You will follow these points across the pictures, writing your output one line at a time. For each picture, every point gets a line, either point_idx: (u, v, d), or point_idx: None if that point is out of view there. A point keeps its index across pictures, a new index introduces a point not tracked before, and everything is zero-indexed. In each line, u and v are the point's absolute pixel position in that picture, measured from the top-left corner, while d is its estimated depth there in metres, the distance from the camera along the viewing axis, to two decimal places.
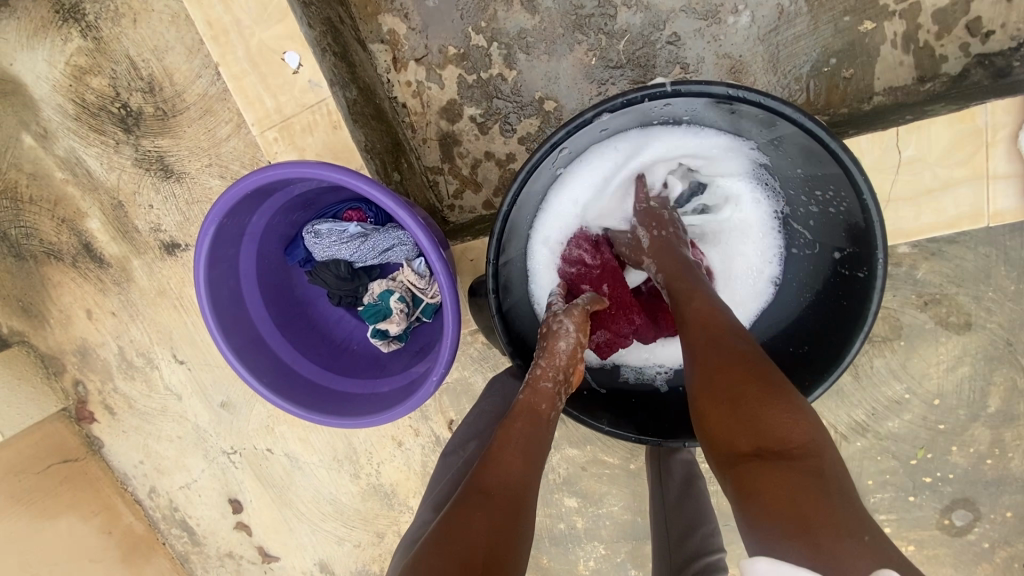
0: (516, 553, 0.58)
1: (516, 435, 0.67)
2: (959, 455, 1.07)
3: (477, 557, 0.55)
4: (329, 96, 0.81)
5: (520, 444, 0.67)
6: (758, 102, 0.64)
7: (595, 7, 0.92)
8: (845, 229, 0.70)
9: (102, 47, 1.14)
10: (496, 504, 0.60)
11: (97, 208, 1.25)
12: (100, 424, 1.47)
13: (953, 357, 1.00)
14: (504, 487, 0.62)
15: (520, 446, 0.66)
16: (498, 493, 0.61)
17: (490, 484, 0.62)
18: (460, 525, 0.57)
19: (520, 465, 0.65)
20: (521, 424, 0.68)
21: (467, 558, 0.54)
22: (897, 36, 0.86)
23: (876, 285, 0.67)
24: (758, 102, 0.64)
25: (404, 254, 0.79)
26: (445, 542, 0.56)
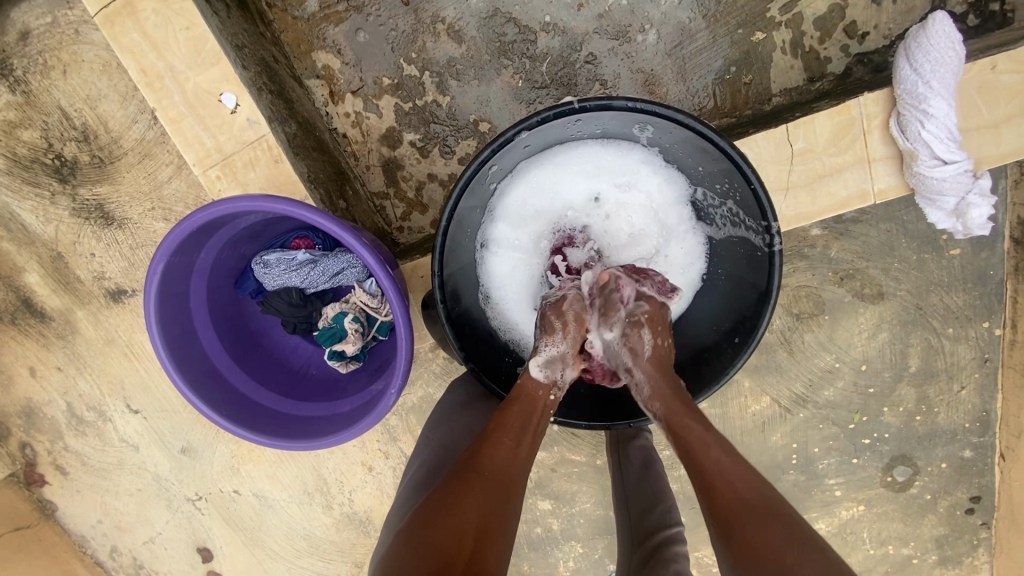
0: (506, 522, 0.64)
1: (512, 422, 0.71)
2: (890, 415, 1.17)
3: (470, 529, 0.61)
4: (268, 132, 0.84)
5: (514, 428, 0.71)
6: (656, 112, 0.72)
7: (517, 35, 0.99)
8: (747, 218, 0.77)
9: (31, 100, 1.13)
10: (488, 484, 0.65)
11: (35, 262, 1.23)
12: (52, 486, 1.41)
13: (872, 326, 1.10)
14: (500, 470, 0.67)
15: (515, 430, 0.71)
16: (492, 474, 0.67)
17: (485, 465, 0.68)
18: (453, 502, 0.63)
19: (515, 448, 0.69)
20: (517, 411, 0.73)
21: (458, 531, 0.60)
22: (786, 43, 0.96)
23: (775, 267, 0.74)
24: (656, 111, 0.71)
25: (354, 276, 0.82)
26: (440, 516, 0.62)
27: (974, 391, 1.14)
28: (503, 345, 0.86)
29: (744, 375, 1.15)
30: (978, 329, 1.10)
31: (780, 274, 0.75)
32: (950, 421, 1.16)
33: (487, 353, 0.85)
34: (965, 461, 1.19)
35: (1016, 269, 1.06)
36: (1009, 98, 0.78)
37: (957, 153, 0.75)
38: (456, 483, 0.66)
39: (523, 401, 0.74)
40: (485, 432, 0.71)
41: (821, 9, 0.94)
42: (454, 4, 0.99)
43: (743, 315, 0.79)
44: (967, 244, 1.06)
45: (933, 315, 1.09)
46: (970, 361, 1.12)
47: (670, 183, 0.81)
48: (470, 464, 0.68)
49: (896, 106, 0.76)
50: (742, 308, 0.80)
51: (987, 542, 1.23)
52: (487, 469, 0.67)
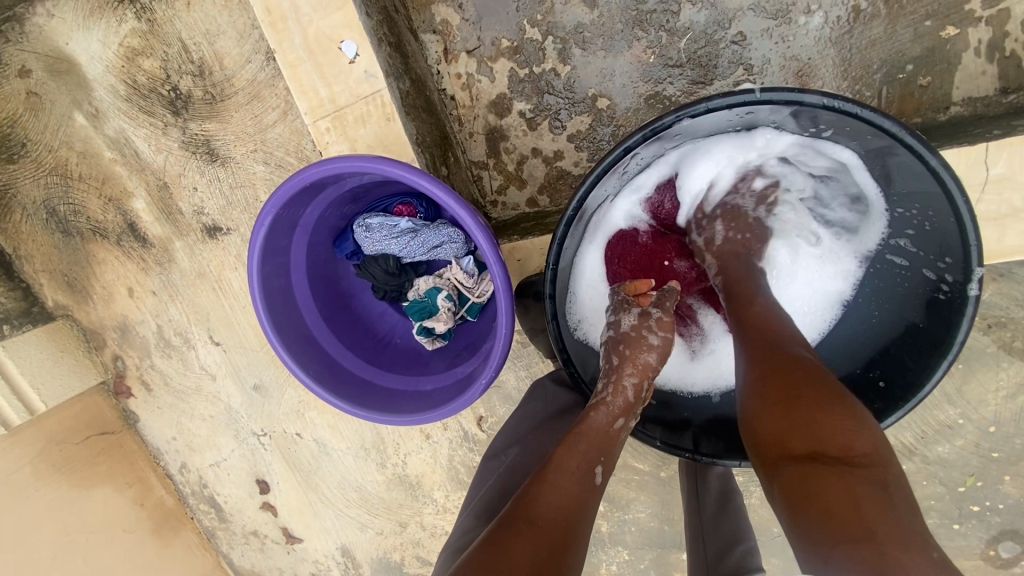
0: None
1: (571, 462, 0.66)
2: (1011, 485, 1.02)
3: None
4: (384, 87, 0.80)
5: (577, 468, 0.66)
6: (854, 112, 0.60)
7: (658, 3, 0.89)
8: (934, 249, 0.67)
9: (155, 29, 1.14)
10: (540, 534, 0.59)
11: (142, 188, 1.27)
12: (136, 399, 1.50)
13: (1013, 384, 0.96)
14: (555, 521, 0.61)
15: (575, 473, 0.65)
16: (545, 525, 0.61)
17: (540, 512, 0.62)
18: (500, 554, 0.57)
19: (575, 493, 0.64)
20: (581, 453, 0.67)
21: None
22: (982, 43, 0.81)
23: (969, 308, 0.64)
24: (856, 113, 0.60)
25: (453, 251, 0.78)
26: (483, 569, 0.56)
27: None
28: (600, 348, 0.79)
29: None
30: None
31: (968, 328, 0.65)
32: None
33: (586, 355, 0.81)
34: None
35: None
36: None
37: None
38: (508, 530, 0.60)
39: (591, 442, 0.68)
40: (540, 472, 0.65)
41: None
42: None
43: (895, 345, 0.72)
44: None
45: None
46: None
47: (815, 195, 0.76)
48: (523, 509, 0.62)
49: None
50: (890, 344, 0.74)
51: None
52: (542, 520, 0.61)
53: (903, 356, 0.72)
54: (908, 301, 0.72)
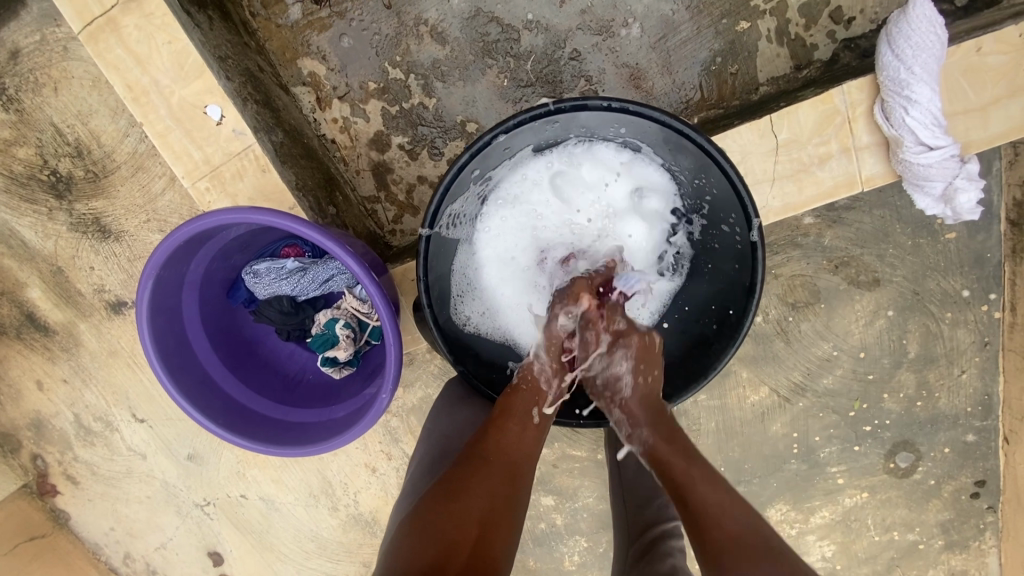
0: (514, 510, 0.66)
1: (518, 407, 0.74)
2: (891, 401, 1.16)
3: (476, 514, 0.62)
4: (254, 142, 0.85)
5: (522, 412, 0.74)
6: (627, 109, 0.73)
7: (500, 34, 0.99)
8: (724, 211, 0.77)
9: (24, 118, 1.14)
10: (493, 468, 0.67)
11: (36, 277, 1.25)
12: (64, 495, 1.44)
13: (869, 312, 1.10)
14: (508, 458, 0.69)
15: (521, 416, 0.73)
16: (497, 461, 0.69)
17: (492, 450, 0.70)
18: (462, 487, 0.64)
19: (521, 432, 0.72)
20: (523, 398, 0.76)
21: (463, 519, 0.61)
22: (771, 31, 0.95)
23: (759, 251, 0.73)
24: (632, 110, 0.73)
25: (344, 282, 0.83)
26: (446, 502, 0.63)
27: (975, 375, 1.13)
28: (494, 343, 0.85)
29: (741, 366, 1.15)
30: (976, 312, 1.09)
31: (762, 269, 0.74)
32: (952, 406, 1.15)
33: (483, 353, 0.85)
34: (968, 445, 1.18)
35: (1014, 251, 1.04)
36: (995, 80, 0.77)
37: (943, 138, 0.73)
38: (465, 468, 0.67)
39: (531, 390, 0.77)
40: (491, 418, 0.73)
41: None
42: (436, 6, 0.99)
43: (727, 306, 0.80)
44: (963, 227, 1.04)
45: (931, 300, 1.08)
46: (970, 345, 1.11)
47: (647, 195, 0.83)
48: (478, 449, 0.70)
49: (880, 92, 0.74)
50: (723, 301, 0.81)
51: (992, 526, 1.22)
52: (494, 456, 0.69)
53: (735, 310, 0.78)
54: (730, 262, 0.79)
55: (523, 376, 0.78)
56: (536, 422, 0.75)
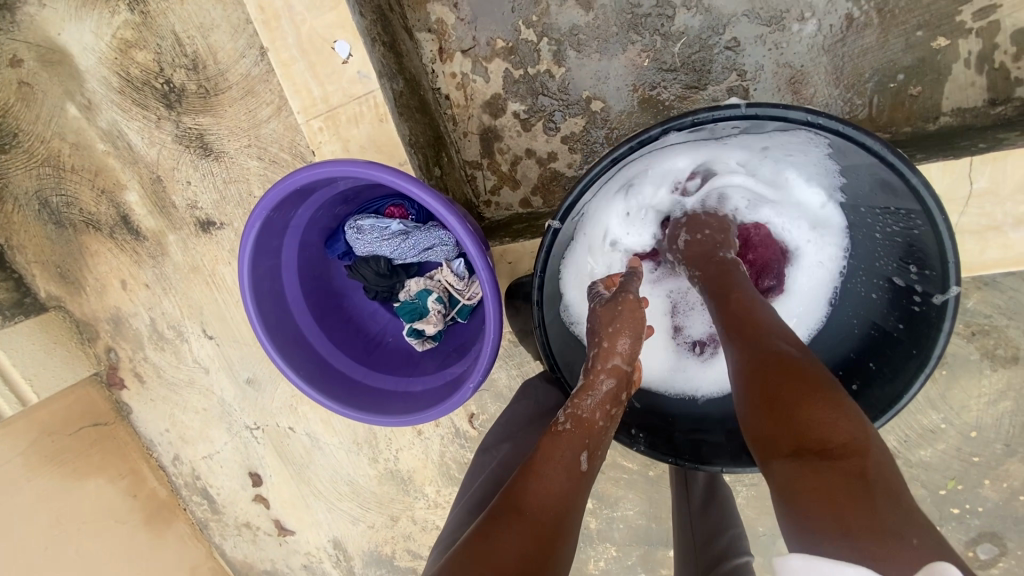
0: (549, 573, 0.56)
1: (562, 452, 0.63)
2: (991, 489, 1.04)
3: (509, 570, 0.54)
4: (377, 88, 0.80)
5: (568, 456, 0.63)
6: (837, 130, 0.58)
7: (652, 8, 0.88)
8: (903, 258, 0.66)
9: (148, 22, 1.13)
10: (528, 523, 0.58)
11: (136, 181, 1.27)
12: (129, 391, 1.51)
13: (995, 391, 0.97)
14: (546, 511, 0.59)
15: (564, 463, 0.63)
16: (534, 513, 0.59)
17: (530, 502, 0.60)
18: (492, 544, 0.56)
19: (564, 482, 0.62)
20: (568, 442, 0.64)
21: None
22: (973, 54, 0.81)
23: (948, 318, 0.62)
24: (841, 132, 0.59)
25: (444, 254, 0.78)
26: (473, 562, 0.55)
27: None
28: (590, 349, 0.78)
29: None
30: None
31: (943, 345, 0.62)
32: None
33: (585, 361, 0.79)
34: None
35: None
36: None
37: None
38: (497, 520, 0.58)
39: (578, 432, 0.65)
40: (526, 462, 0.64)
41: None
42: None
43: (870, 361, 0.71)
44: None
45: None
46: None
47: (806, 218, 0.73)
48: (513, 500, 0.60)
49: None
50: (867, 355, 0.72)
51: None
52: (530, 508, 0.59)
53: (884, 368, 0.69)
54: (889, 313, 0.70)
55: (568, 414, 0.67)
56: (583, 469, 0.64)
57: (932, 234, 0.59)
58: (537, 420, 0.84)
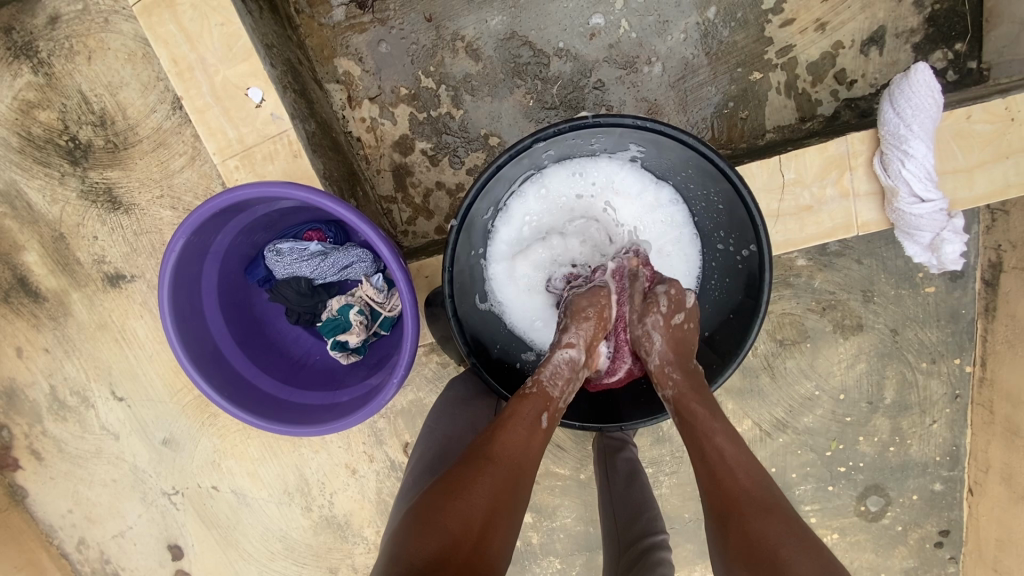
0: (514, 512, 0.65)
1: (526, 414, 0.71)
2: (865, 444, 1.20)
3: (476, 519, 0.61)
4: (290, 128, 0.88)
5: (531, 418, 0.71)
6: (660, 131, 0.73)
7: (531, 57, 1.05)
8: (732, 232, 0.79)
9: (52, 82, 1.15)
10: (498, 471, 0.65)
11: (35, 241, 1.23)
12: (25, 471, 1.38)
13: (851, 355, 1.15)
14: (514, 459, 0.67)
15: (529, 421, 0.70)
16: (503, 462, 0.66)
17: (498, 452, 0.67)
18: (464, 488, 0.63)
19: (528, 439, 0.69)
20: (532, 406, 0.72)
21: (465, 520, 0.60)
22: (781, 84, 1.02)
23: (767, 269, 0.75)
24: (664, 131, 0.73)
25: (362, 270, 0.85)
26: (449, 500, 0.62)
27: (945, 425, 1.18)
28: (509, 334, 0.86)
29: (727, 397, 1.18)
30: (949, 364, 1.15)
31: (770, 287, 0.76)
32: (922, 454, 1.20)
33: (512, 342, 0.87)
34: (935, 493, 1.22)
35: (987, 309, 1.11)
36: (982, 146, 0.81)
37: (934, 192, 0.79)
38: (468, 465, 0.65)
39: (540, 396, 0.73)
40: (497, 420, 0.70)
41: (814, 56, 1.01)
42: (474, 24, 1.05)
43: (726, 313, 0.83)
44: (942, 282, 1.11)
45: (908, 349, 1.14)
46: (941, 396, 1.17)
47: (662, 212, 0.84)
48: (483, 447, 0.67)
49: (880, 145, 0.81)
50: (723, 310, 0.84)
51: None
52: (501, 457, 0.66)
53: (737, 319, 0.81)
54: (723, 276, 0.83)
55: (534, 380, 0.74)
56: (544, 427, 0.72)
57: (746, 204, 0.74)
58: (467, 402, 0.91)
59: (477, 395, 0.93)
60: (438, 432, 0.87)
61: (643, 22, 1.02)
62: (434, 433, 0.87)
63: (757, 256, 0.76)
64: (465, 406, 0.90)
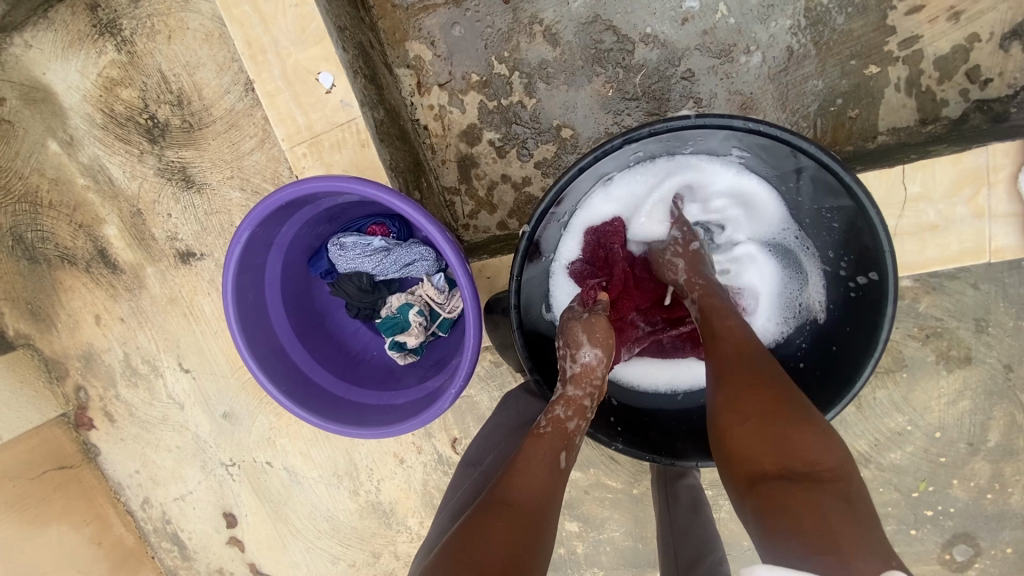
0: (538, 560, 0.59)
1: (541, 452, 0.67)
2: (961, 489, 1.07)
3: (496, 565, 0.56)
4: (359, 115, 0.85)
5: (548, 456, 0.67)
6: (771, 134, 0.66)
7: (614, 44, 0.96)
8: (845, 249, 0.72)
9: (134, 61, 1.18)
10: (516, 514, 0.61)
11: (115, 214, 1.27)
12: (98, 431, 1.46)
13: (954, 391, 1.02)
14: (532, 502, 0.63)
15: (545, 460, 0.67)
16: (520, 507, 0.62)
17: (515, 496, 0.63)
18: (480, 534, 0.58)
19: (546, 480, 0.65)
20: (547, 444, 0.68)
21: (481, 566, 0.55)
22: (902, 80, 0.89)
23: (889, 300, 0.67)
24: (775, 134, 0.66)
25: (424, 268, 0.81)
26: (466, 548, 0.57)
27: None
28: None
29: None
30: None
31: (890, 325, 0.67)
32: None
33: None
34: None
35: None
36: None
37: None
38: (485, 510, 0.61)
39: (556, 433, 0.69)
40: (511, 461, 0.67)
41: (946, 48, 0.87)
42: (554, 6, 0.97)
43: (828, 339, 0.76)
44: None
45: None
46: None
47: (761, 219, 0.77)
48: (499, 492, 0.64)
49: None
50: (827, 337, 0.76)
51: None
52: (517, 501, 0.62)
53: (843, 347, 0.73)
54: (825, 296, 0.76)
55: (547, 418, 0.71)
56: (563, 466, 0.68)
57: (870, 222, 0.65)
58: None
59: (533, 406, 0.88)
60: None
61: (744, 6, 0.91)
62: None
63: (877, 283, 0.68)
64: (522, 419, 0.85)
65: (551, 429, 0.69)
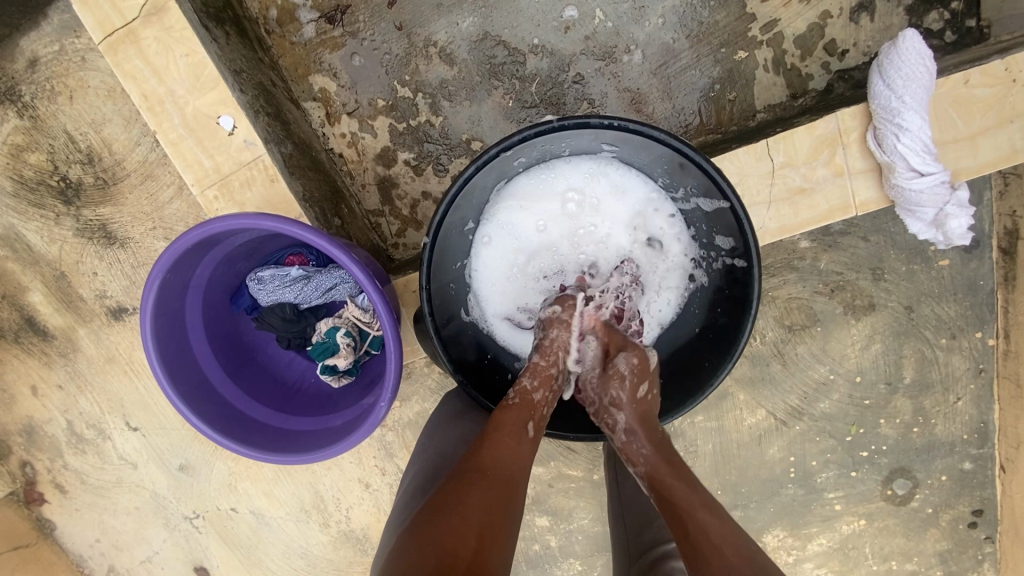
0: (510, 521, 0.65)
1: (511, 422, 0.72)
2: (887, 426, 1.15)
3: (473, 526, 0.61)
4: (264, 152, 0.87)
5: (518, 426, 0.72)
6: (630, 129, 0.72)
7: (506, 57, 1.02)
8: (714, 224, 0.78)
9: (38, 124, 1.17)
10: (491, 484, 0.66)
11: (38, 281, 1.25)
12: (50, 505, 1.41)
13: (864, 336, 1.10)
14: (504, 470, 0.68)
15: (516, 431, 0.72)
16: (494, 475, 0.67)
17: (487, 464, 0.68)
18: (457, 500, 0.63)
19: (515, 447, 0.70)
20: (515, 413, 0.73)
21: (461, 526, 0.60)
22: (768, 61, 0.98)
23: (754, 265, 0.73)
24: (634, 128, 0.72)
25: (346, 291, 0.85)
26: (444, 513, 0.62)
27: (971, 402, 1.13)
28: (497, 346, 0.85)
29: (738, 388, 1.14)
30: (970, 339, 1.10)
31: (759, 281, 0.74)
32: (948, 433, 1.15)
33: (502, 353, 0.85)
34: (965, 473, 1.17)
35: (1007, 279, 1.06)
36: (984, 111, 0.77)
37: (934, 165, 0.75)
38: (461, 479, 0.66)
39: (523, 406, 0.75)
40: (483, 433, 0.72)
41: (801, 28, 0.96)
42: (445, 28, 1.02)
43: (715, 307, 0.81)
44: (955, 254, 1.06)
45: (925, 325, 1.09)
46: (965, 371, 1.12)
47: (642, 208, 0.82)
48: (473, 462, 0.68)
49: (872, 120, 0.77)
50: (713, 304, 0.81)
51: (992, 557, 1.20)
52: (491, 470, 0.67)
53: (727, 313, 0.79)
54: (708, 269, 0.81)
55: (517, 392, 0.76)
56: (531, 436, 0.73)
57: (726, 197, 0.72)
58: (459, 417, 0.89)
59: (473, 408, 0.91)
60: (432, 448, 0.87)
61: (618, 10, 0.99)
62: (430, 449, 0.86)
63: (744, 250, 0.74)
64: (461, 422, 0.88)
65: (520, 402, 0.74)
